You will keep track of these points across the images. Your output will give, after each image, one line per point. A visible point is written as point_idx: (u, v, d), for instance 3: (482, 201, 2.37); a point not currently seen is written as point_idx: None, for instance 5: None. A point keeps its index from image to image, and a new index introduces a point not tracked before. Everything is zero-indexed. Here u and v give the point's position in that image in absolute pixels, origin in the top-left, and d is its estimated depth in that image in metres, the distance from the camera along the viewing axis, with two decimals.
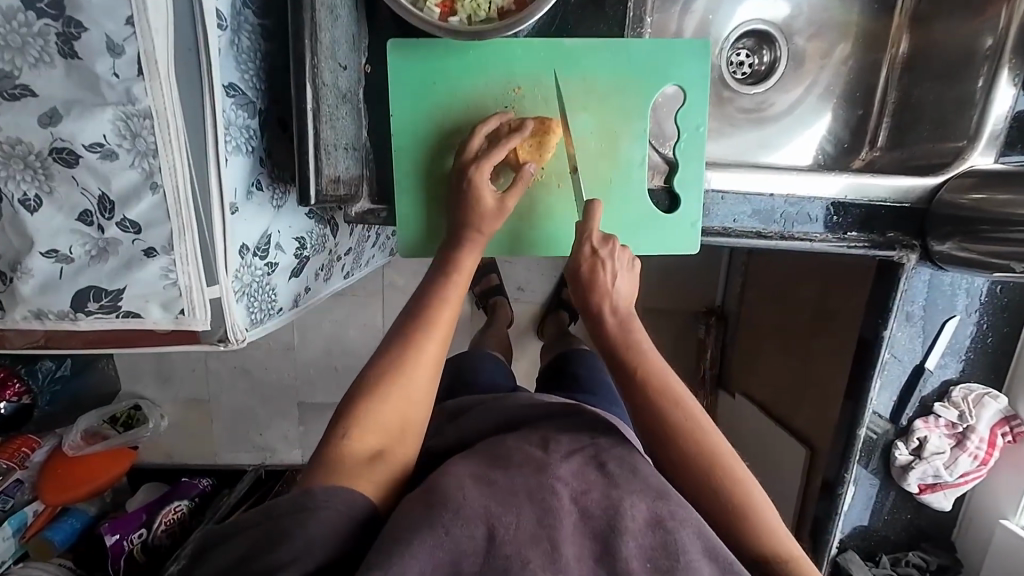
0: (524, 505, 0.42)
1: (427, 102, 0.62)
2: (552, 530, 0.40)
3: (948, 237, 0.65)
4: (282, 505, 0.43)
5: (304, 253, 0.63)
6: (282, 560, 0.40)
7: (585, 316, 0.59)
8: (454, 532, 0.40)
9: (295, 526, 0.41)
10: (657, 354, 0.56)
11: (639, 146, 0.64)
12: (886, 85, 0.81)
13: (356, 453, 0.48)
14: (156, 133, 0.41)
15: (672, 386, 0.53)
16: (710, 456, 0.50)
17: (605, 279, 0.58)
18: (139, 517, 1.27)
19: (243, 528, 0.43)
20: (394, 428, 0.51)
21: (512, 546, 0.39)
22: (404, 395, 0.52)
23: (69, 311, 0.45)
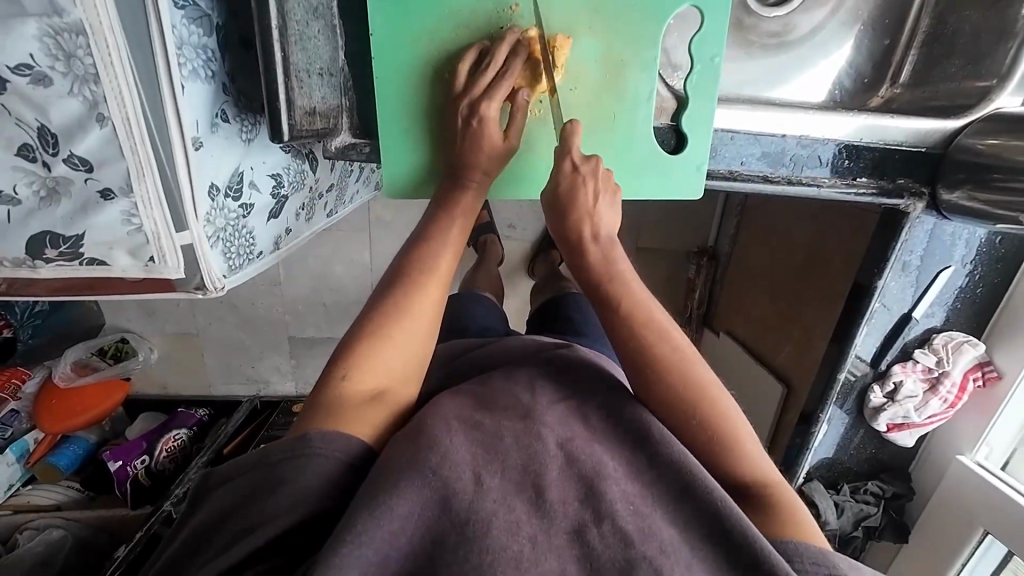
0: (510, 449, 0.43)
1: (411, 18, 0.54)
2: (538, 477, 0.41)
3: (958, 185, 0.62)
4: (277, 451, 0.43)
5: (281, 192, 0.59)
6: (275, 506, 0.39)
7: (564, 242, 0.54)
8: (442, 472, 0.40)
9: (290, 471, 0.41)
10: (638, 281, 0.53)
11: (648, 77, 0.58)
12: (920, 11, 0.74)
13: (358, 397, 0.47)
14: (93, 53, 0.35)
15: (652, 313, 0.51)
16: (692, 383, 0.48)
17: (587, 200, 0.53)
18: (139, 445, 1.31)
19: (241, 471, 0.43)
20: (398, 372, 0.50)
21: (496, 490, 0.40)
22: (406, 339, 0.50)
23: (25, 259, 0.41)
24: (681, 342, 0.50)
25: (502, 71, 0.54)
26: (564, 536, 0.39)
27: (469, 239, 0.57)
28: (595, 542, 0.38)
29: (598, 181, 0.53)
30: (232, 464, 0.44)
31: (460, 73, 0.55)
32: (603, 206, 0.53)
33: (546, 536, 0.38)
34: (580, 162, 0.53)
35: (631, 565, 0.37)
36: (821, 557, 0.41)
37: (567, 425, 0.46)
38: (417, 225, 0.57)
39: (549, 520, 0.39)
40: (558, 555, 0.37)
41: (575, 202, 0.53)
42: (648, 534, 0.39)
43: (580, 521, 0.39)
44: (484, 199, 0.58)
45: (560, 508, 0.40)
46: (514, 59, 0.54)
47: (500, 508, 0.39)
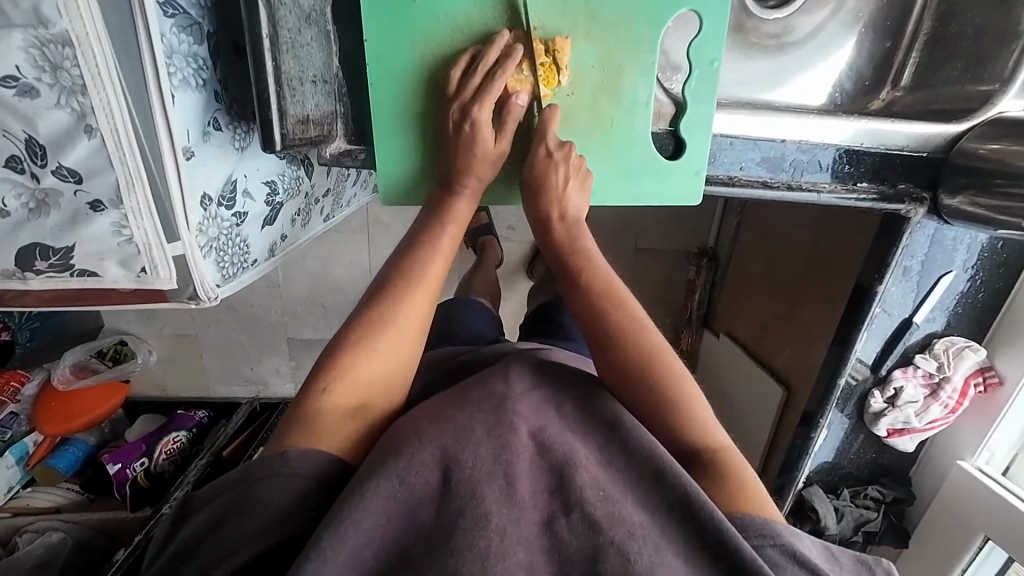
0: (481, 440, 0.42)
1: (405, 23, 0.53)
2: (508, 466, 0.40)
3: (960, 190, 0.61)
4: (253, 468, 0.42)
5: (276, 198, 0.58)
6: (251, 528, 0.39)
7: (534, 217, 0.57)
8: (410, 480, 0.39)
9: (265, 489, 0.41)
10: (605, 263, 0.55)
11: (645, 82, 0.57)
12: (921, 13, 0.73)
13: (339, 411, 0.46)
14: (80, 64, 0.35)
15: (618, 291, 0.52)
16: (652, 356, 0.48)
17: (557, 181, 0.56)
18: (138, 448, 1.31)
19: (217, 493, 0.42)
20: (380, 383, 0.49)
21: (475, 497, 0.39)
22: (390, 350, 0.50)
23: (15, 270, 0.41)
24: (645, 319, 0.51)
25: (493, 75, 0.53)
26: (533, 528, 0.38)
27: (460, 247, 0.57)
28: (563, 533, 0.38)
29: (569, 166, 0.56)
30: (212, 485, 0.44)
31: (454, 74, 0.54)
32: (571, 188, 0.56)
33: (515, 528, 0.37)
34: (556, 146, 0.55)
35: (597, 551, 0.36)
36: (769, 530, 0.40)
37: (542, 415, 0.46)
38: (408, 232, 0.57)
39: (519, 511, 0.38)
40: (527, 547, 0.37)
41: (547, 182, 0.55)
42: (616, 519, 0.38)
43: (548, 514, 0.39)
44: (477, 206, 0.58)
45: (540, 510, 0.39)
46: (506, 64, 0.53)
47: (468, 496, 0.38)
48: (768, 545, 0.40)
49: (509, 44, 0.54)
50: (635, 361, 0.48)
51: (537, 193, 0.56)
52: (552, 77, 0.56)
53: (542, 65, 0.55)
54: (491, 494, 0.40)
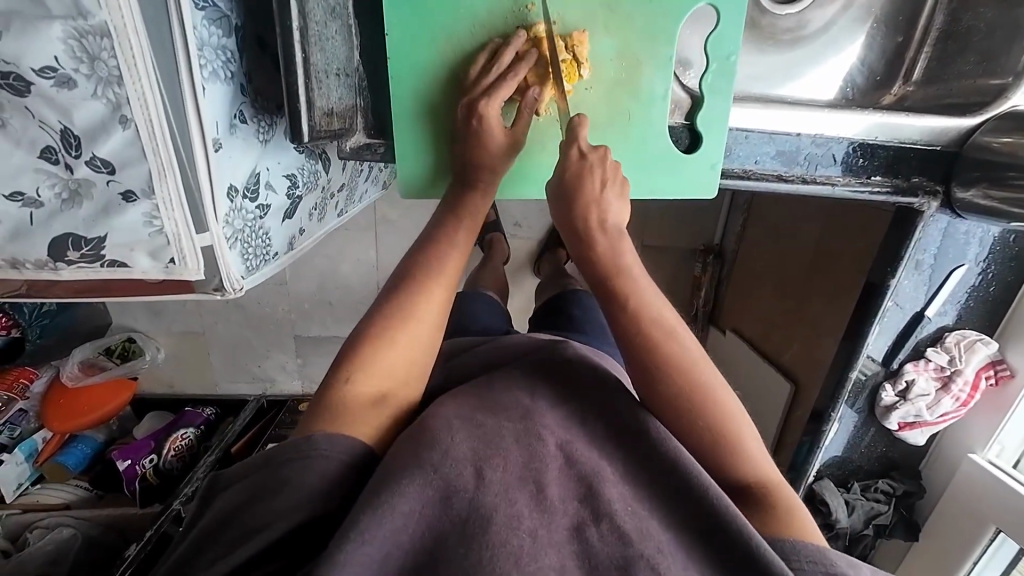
0: (511, 449, 0.43)
1: (425, 17, 0.54)
2: (539, 474, 0.42)
3: (973, 183, 0.62)
4: (282, 452, 0.43)
5: (296, 192, 0.59)
6: (280, 507, 0.39)
7: (570, 228, 0.52)
8: (438, 468, 0.40)
9: (291, 472, 0.41)
10: (647, 279, 0.51)
11: (662, 76, 0.58)
12: (933, 8, 0.74)
13: (362, 400, 0.47)
14: (117, 55, 0.35)
15: (661, 313, 0.49)
16: (697, 386, 0.47)
17: (593, 187, 0.51)
18: (147, 445, 1.31)
19: (240, 479, 0.43)
20: (399, 374, 0.49)
21: (503, 487, 0.40)
22: (409, 342, 0.50)
23: (47, 261, 0.41)
24: (688, 343, 0.49)
25: (507, 74, 0.54)
26: (564, 532, 0.39)
27: (475, 242, 0.57)
28: (594, 539, 0.39)
29: (607, 171, 0.51)
30: (239, 468, 0.45)
31: (472, 71, 0.55)
32: (612, 201, 0.52)
33: (547, 532, 0.38)
34: (589, 150, 0.51)
35: (628, 563, 0.38)
36: (820, 557, 0.41)
37: (569, 429, 0.46)
38: (422, 231, 0.57)
39: (550, 516, 0.39)
40: (559, 550, 0.38)
41: (581, 189, 0.51)
42: (645, 533, 0.39)
43: (579, 519, 0.40)
44: (492, 200, 0.58)
45: (570, 515, 0.40)
46: (521, 64, 0.54)
47: (501, 499, 0.39)
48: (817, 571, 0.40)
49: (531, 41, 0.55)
50: (679, 391, 0.47)
51: (575, 208, 0.51)
52: (573, 72, 0.56)
53: (563, 61, 0.55)
54: (518, 484, 0.40)
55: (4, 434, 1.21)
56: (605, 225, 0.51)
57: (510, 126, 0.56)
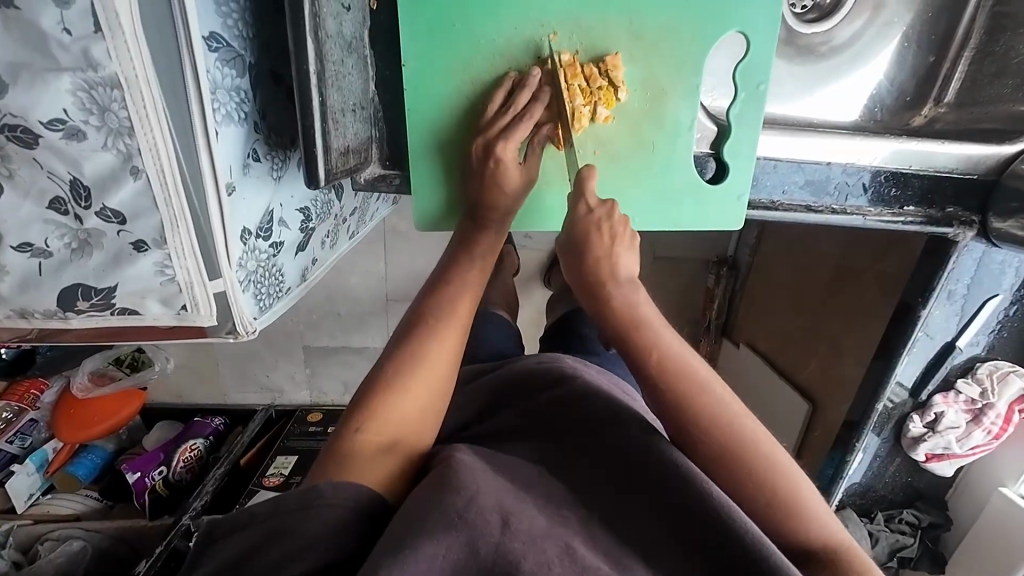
0: None
1: (446, 50, 0.52)
2: (551, 505, 0.39)
3: (1013, 214, 0.59)
4: (288, 501, 0.40)
5: (309, 224, 0.58)
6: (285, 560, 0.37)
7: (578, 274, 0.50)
8: (451, 513, 0.38)
9: (301, 521, 0.39)
10: (661, 319, 0.49)
11: (690, 106, 0.55)
12: (968, 26, 0.71)
13: (372, 450, 0.44)
14: (128, 106, 0.33)
15: (662, 334, 0.47)
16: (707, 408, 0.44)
17: (601, 243, 0.48)
18: (157, 456, 1.29)
19: (242, 528, 0.40)
20: (411, 422, 0.47)
21: (518, 533, 0.38)
22: (425, 387, 0.48)
23: (57, 310, 0.40)
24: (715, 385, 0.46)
25: (525, 112, 0.52)
26: (577, 565, 0.36)
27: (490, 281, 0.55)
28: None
29: (614, 226, 0.49)
30: (244, 512, 0.42)
31: (491, 106, 0.53)
32: (623, 252, 0.48)
33: (564, 571, 0.36)
34: (596, 205, 0.49)
35: None
36: None
37: (579, 466, 0.45)
38: (434, 268, 0.56)
39: (563, 548, 0.37)
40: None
41: (587, 244, 0.48)
42: None
43: (601, 559, 0.37)
44: (505, 238, 0.57)
45: (590, 554, 0.37)
46: (535, 104, 0.52)
47: (513, 537, 0.37)
48: None
49: (563, 68, 0.52)
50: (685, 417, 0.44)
51: (584, 255, 0.48)
52: (610, 98, 0.54)
53: (599, 88, 0.53)
54: (536, 525, 0.38)
55: (16, 444, 1.22)
56: (614, 272, 0.48)
57: (524, 163, 0.54)
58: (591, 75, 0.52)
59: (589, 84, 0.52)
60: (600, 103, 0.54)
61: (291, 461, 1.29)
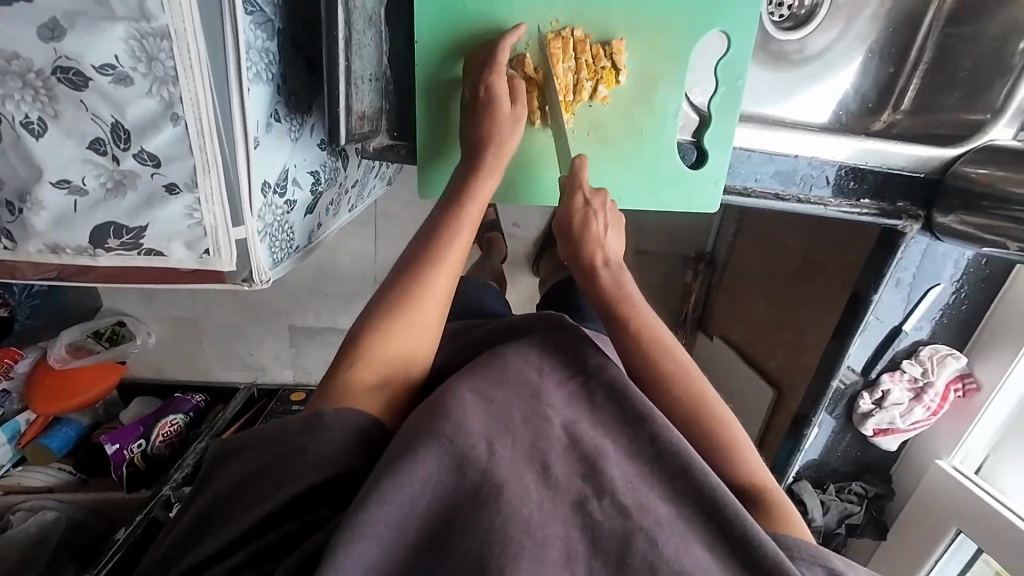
0: (518, 428, 0.45)
1: (460, 27, 0.56)
2: (544, 454, 0.43)
3: (951, 211, 0.67)
4: (294, 425, 0.45)
5: (318, 188, 0.61)
6: (295, 470, 0.42)
7: (574, 263, 0.58)
8: (457, 442, 0.42)
9: (310, 443, 0.43)
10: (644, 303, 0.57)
11: (676, 94, 0.61)
12: (926, 37, 0.78)
13: (359, 391, 0.48)
14: (176, 56, 0.37)
15: (661, 334, 0.55)
16: (691, 397, 0.52)
17: (597, 229, 0.56)
18: (136, 429, 1.30)
19: (252, 447, 0.45)
20: (400, 361, 0.50)
21: (508, 467, 0.41)
22: (410, 330, 0.51)
23: (87, 247, 0.43)
24: (688, 363, 0.53)
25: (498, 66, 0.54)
26: (567, 506, 0.40)
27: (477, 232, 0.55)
28: (597, 513, 0.40)
29: (606, 214, 0.56)
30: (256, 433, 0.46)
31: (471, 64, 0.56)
32: (610, 235, 0.57)
33: (553, 505, 0.40)
34: (591, 195, 0.55)
35: (628, 535, 0.39)
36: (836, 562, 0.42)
37: (577, 409, 0.48)
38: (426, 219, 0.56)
39: (555, 491, 0.41)
40: (564, 524, 0.39)
41: (585, 232, 0.56)
42: (644, 508, 0.40)
43: (581, 494, 0.41)
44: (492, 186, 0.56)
45: (572, 491, 0.41)
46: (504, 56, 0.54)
47: (520, 487, 0.40)
48: (814, 566, 0.42)
49: (575, 42, 0.57)
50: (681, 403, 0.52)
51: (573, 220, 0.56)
52: (611, 79, 0.59)
53: (602, 68, 0.58)
54: (525, 463, 0.42)
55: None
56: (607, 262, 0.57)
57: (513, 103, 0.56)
58: (597, 54, 0.57)
59: (595, 62, 0.58)
60: (601, 82, 0.59)
61: None
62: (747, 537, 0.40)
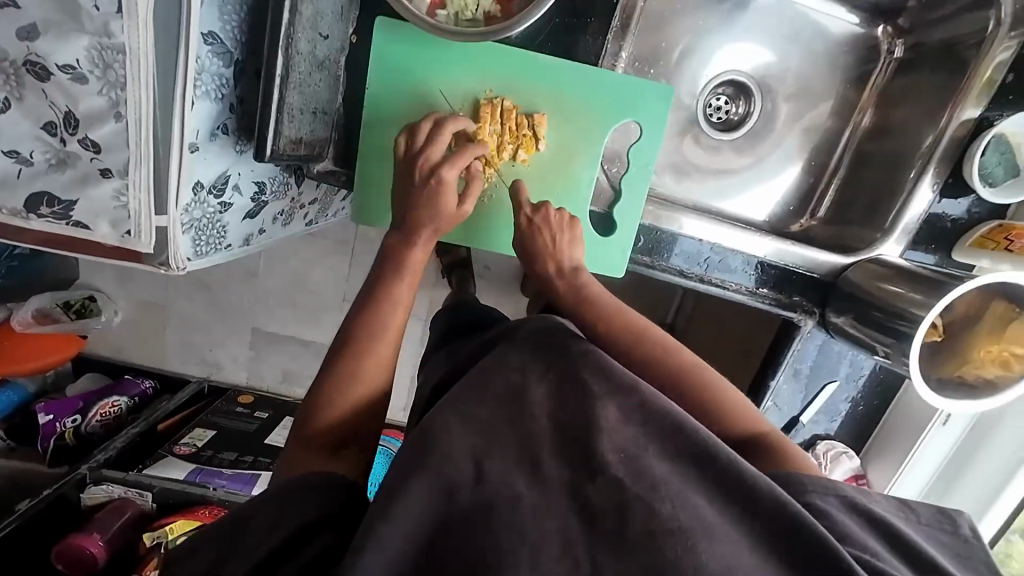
0: (506, 436, 0.41)
1: (402, 82, 0.65)
2: (534, 453, 0.40)
3: (843, 313, 0.74)
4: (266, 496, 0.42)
5: (262, 197, 0.67)
6: (269, 527, 0.40)
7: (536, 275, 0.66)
8: (444, 472, 0.38)
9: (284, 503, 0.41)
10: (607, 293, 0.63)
11: (590, 168, 0.69)
12: (846, 145, 0.86)
13: (318, 440, 0.49)
14: (126, 66, 0.45)
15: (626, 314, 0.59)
16: (676, 365, 0.54)
17: (546, 242, 0.65)
18: (74, 403, 1.28)
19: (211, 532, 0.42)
20: (353, 419, 0.51)
21: (499, 476, 0.38)
22: (353, 392, 0.52)
23: (21, 210, 0.50)
24: (661, 338, 0.57)
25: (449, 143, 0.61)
26: (561, 497, 0.37)
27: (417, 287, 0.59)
28: (590, 492, 0.37)
29: (551, 228, 0.65)
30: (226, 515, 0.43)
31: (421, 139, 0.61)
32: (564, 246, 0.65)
33: (547, 505, 0.37)
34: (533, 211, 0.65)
35: (625, 503, 0.36)
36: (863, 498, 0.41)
37: (559, 394, 0.44)
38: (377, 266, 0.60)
39: (548, 490, 0.38)
40: (563, 524, 0.36)
41: (537, 244, 0.65)
42: (641, 474, 0.38)
43: (574, 479, 0.38)
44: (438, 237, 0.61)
45: (564, 479, 0.38)
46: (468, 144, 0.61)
47: (501, 487, 0.37)
48: (833, 496, 0.41)
49: (502, 110, 0.65)
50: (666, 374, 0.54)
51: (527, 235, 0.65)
52: (531, 145, 0.67)
53: (523, 135, 0.66)
54: (516, 467, 0.39)
55: None
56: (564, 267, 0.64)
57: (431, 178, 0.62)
58: (519, 123, 0.65)
59: (517, 130, 0.66)
60: (522, 147, 0.67)
61: (208, 434, 1.24)
62: (764, 490, 0.37)
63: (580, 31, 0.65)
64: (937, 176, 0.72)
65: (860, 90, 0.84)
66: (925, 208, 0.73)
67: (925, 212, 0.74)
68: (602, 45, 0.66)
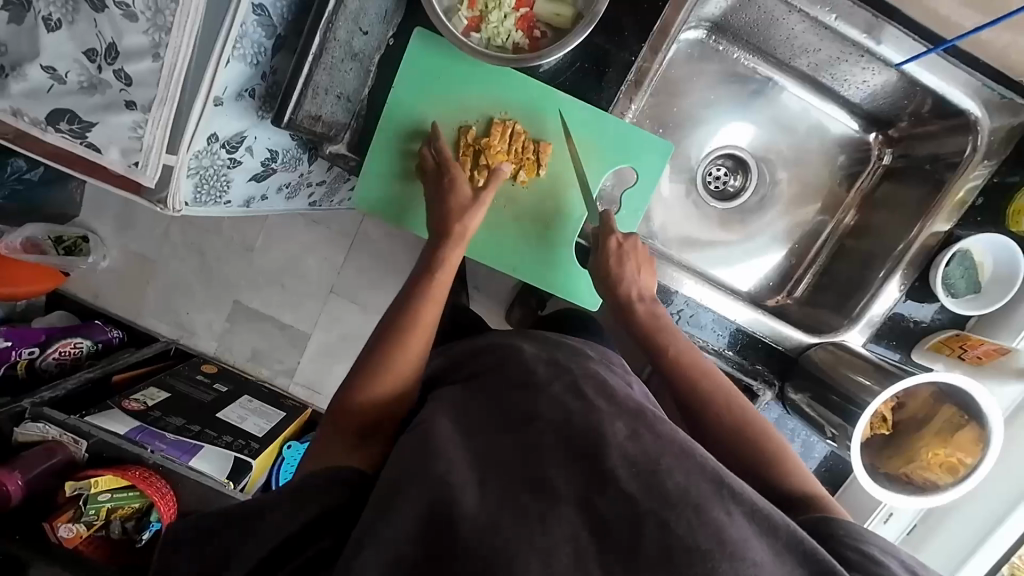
0: (507, 461, 0.42)
1: (427, 90, 0.70)
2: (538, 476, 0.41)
3: (802, 389, 0.77)
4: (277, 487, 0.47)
5: (272, 164, 0.70)
6: (277, 517, 0.45)
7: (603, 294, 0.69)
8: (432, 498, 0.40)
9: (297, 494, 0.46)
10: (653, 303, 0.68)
11: (583, 203, 0.74)
12: (827, 240, 0.90)
13: (345, 424, 0.52)
14: (176, 14, 0.49)
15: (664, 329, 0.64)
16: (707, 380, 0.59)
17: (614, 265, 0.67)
18: (38, 335, 1.20)
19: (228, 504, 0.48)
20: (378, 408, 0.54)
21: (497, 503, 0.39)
22: (385, 378, 0.54)
23: (40, 122, 0.52)
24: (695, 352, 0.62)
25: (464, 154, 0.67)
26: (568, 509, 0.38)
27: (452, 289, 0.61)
28: (599, 506, 0.39)
29: (624, 254, 0.67)
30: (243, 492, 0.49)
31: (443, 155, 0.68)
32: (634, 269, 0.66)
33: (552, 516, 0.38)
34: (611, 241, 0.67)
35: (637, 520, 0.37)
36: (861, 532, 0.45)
37: (565, 420, 0.45)
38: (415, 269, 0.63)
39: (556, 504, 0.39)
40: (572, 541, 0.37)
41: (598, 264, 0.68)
42: (653, 490, 0.39)
43: (583, 494, 0.39)
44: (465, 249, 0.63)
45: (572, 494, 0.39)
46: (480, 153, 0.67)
47: (501, 502, 0.39)
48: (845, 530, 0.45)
49: (512, 132, 0.70)
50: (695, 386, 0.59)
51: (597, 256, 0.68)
52: (532, 170, 0.71)
53: (527, 160, 0.71)
54: (519, 487, 0.40)
55: None
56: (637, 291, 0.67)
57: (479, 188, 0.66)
58: (524, 148, 0.70)
59: (522, 153, 0.70)
60: (523, 170, 0.71)
61: (162, 396, 1.07)
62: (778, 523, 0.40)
63: (597, 79, 0.71)
64: (905, 278, 0.76)
65: (848, 188, 0.90)
66: (887, 309, 0.77)
67: (886, 312, 0.77)
68: (615, 95, 0.71)
